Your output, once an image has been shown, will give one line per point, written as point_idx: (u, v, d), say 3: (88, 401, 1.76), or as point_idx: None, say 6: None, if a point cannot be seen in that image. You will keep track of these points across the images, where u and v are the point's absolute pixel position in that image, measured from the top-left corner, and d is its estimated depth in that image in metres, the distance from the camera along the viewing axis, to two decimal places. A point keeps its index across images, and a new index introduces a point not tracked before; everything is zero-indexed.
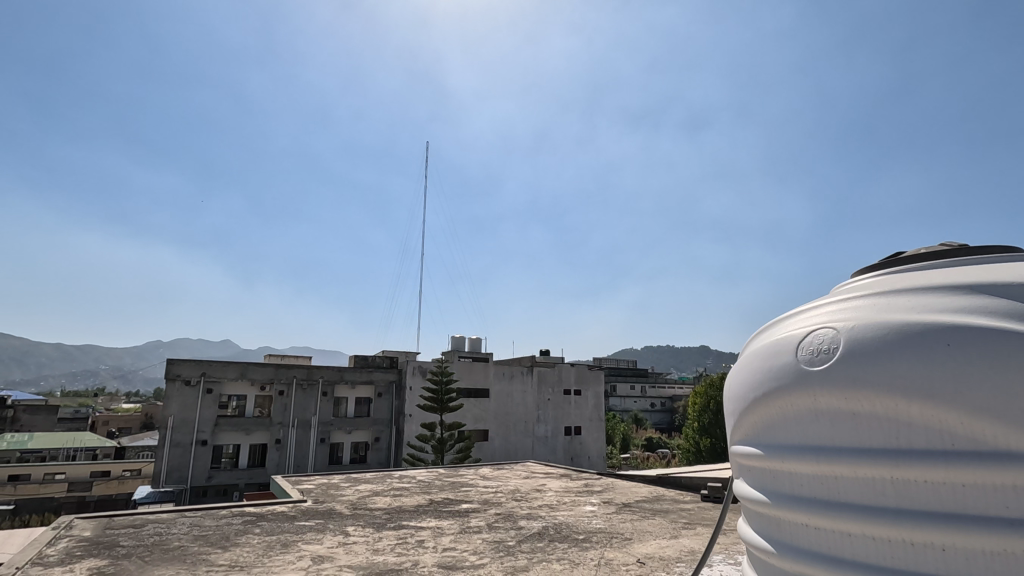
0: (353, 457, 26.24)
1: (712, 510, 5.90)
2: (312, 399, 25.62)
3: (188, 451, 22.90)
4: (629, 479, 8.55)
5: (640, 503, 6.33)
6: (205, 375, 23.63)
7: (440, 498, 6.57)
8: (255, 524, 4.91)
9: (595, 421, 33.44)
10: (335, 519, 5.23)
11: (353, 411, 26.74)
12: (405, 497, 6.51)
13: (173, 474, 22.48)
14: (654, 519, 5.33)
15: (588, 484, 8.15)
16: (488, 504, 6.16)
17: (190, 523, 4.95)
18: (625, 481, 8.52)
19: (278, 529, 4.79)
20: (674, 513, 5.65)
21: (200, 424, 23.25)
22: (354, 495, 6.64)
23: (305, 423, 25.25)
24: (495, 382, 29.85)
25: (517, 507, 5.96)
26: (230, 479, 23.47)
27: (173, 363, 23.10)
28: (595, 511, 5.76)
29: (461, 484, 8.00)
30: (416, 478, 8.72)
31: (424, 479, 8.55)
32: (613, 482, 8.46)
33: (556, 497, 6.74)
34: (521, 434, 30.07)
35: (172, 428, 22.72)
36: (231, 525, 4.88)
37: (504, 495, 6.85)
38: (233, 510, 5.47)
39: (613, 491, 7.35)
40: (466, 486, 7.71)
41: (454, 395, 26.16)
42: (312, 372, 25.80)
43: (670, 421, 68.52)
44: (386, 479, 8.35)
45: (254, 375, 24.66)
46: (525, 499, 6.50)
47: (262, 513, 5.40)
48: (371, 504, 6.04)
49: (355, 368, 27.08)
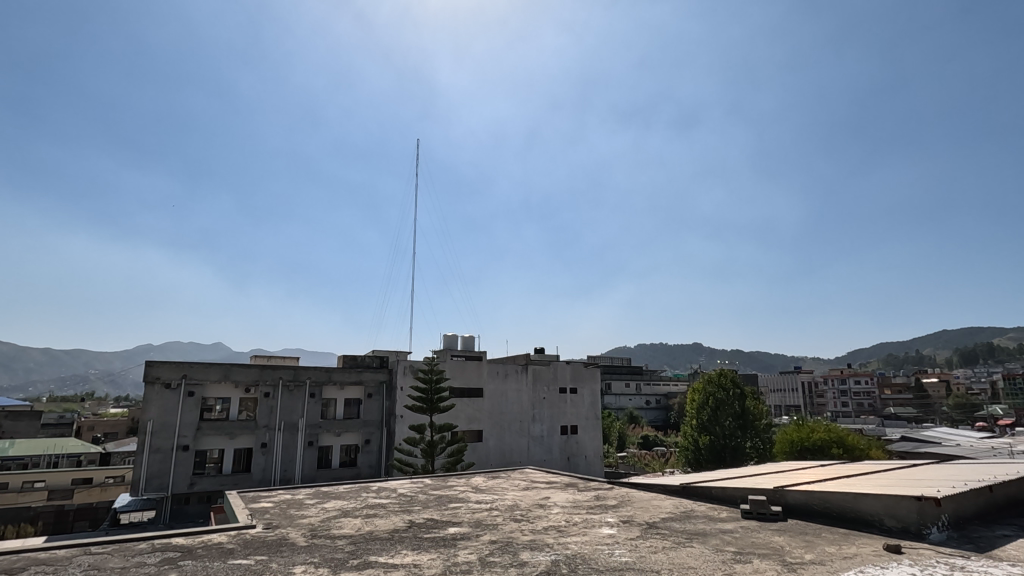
0: (343, 460, 25.34)
1: (751, 532, 5.12)
2: (299, 401, 24.70)
3: (168, 457, 21.92)
4: (647, 489, 7.80)
5: (667, 522, 5.57)
6: (186, 377, 22.66)
7: (423, 519, 5.74)
8: (173, 566, 4.08)
9: (592, 419, 32.72)
10: (283, 554, 4.39)
11: (341, 414, 25.86)
12: (379, 519, 5.69)
13: (153, 481, 21.52)
14: (691, 549, 4.54)
15: (600, 497, 7.37)
16: (480, 528, 5.36)
17: (88, 566, 4.11)
18: (642, 491, 7.78)
19: (204, 573, 3.95)
20: (714, 538, 4.87)
21: (181, 428, 22.27)
22: (319, 516, 5.81)
23: (291, 426, 24.32)
24: (488, 381, 29.05)
25: (516, 532, 5.17)
26: (214, 485, 22.52)
27: (152, 365, 22.13)
28: (614, 536, 4.98)
29: (450, 499, 7.19)
30: (399, 491, 7.92)
31: (408, 493, 7.75)
32: (628, 493, 7.71)
33: (565, 516, 5.95)
34: (516, 434, 29.27)
35: (151, 433, 21.78)
36: (143, 568, 4.04)
37: (501, 514, 6.05)
38: (155, 545, 4.64)
39: (631, 506, 6.57)
40: (458, 502, 6.89)
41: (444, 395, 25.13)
42: (299, 372, 24.85)
43: (666, 418, 68.18)
44: (364, 493, 7.53)
45: (238, 376, 23.67)
46: (526, 520, 5.71)
47: (190, 547, 4.57)
48: (335, 530, 5.21)
49: (343, 369, 26.18)
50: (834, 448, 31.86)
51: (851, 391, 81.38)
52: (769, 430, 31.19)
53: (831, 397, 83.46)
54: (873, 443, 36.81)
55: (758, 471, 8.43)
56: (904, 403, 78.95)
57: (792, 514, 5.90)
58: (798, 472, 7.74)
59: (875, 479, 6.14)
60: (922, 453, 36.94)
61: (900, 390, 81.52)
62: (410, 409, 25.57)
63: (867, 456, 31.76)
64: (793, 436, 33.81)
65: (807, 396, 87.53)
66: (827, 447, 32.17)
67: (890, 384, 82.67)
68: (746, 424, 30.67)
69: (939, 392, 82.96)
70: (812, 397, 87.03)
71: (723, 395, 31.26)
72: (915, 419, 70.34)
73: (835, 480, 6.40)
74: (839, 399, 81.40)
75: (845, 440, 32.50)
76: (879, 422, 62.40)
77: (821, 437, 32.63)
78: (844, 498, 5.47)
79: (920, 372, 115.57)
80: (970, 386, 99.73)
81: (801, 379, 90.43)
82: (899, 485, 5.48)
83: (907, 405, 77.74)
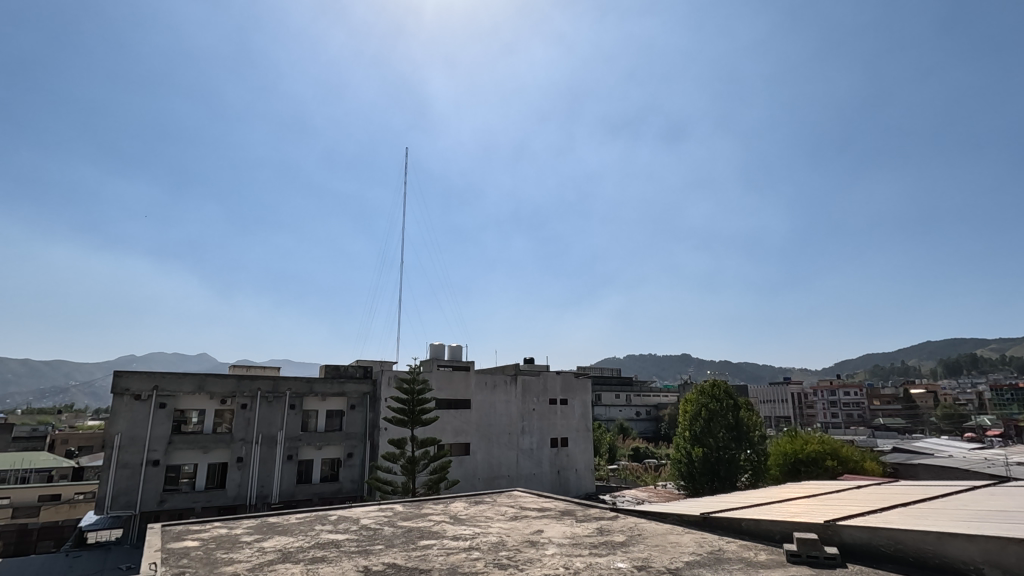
0: (324, 475, 24.31)
1: None
2: (278, 413, 23.61)
3: (137, 473, 20.74)
4: (661, 522, 7.10)
5: (690, 569, 4.84)
6: (158, 389, 21.54)
7: (379, 565, 4.97)
8: None
9: (583, 431, 31.90)
10: None
11: (323, 426, 24.82)
12: (324, 567, 4.92)
13: (119, 498, 20.33)
14: None
15: (604, 531, 6.63)
16: None
17: None
18: (654, 524, 7.07)
19: None
20: None
21: (151, 443, 21.14)
22: (249, 563, 5.06)
23: (270, 439, 23.21)
24: (476, 392, 28.14)
25: None
26: (185, 502, 21.36)
27: (121, 376, 21.03)
28: None
29: (423, 534, 6.42)
30: (362, 523, 7.16)
31: (374, 525, 7.00)
32: (637, 526, 7.00)
33: (561, 559, 5.19)
34: (504, 447, 28.38)
35: (119, 448, 20.64)
36: None
37: (481, 556, 5.28)
38: None
39: (643, 544, 5.84)
40: (432, 539, 6.14)
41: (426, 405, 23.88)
42: (278, 383, 23.76)
43: (656, 429, 67.47)
44: (318, 526, 6.81)
45: (214, 387, 22.57)
46: (514, 565, 4.96)
47: None
48: None
49: (325, 379, 25.12)
50: (829, 460, 31.30)
51: (840, 402, 81.45)
52: (763, 441, 30.52)
53: (820, 408, 83.52)
54: (867, 455, 36.36)
55: (782, 497, 7.76)
56: (893, 413, 79.17)
57: (853, 557, 5.31)
58: (829, 499, 7.09)
59: (940, 513, 5.48)
60: (916, 464, 36.57)
61: (888, 401, 81.70)
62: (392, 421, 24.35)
63: (861, 467, 31.21)
64: (787, 448, 33.19)
65: (797, 407, 87.35)
66: (821, 459, 31.59)
67: (879, 394, 82.76)
68: (740, 436, 29.97)
69: (928, 403, 83.22)
70: (802, 407, 86.99)
71: (717, 407, 30.51)
72: (905, 430, 70.29)
73: (891, 514, 5.74)
74: (829, 410, 81.47)
75: (839, 452, 31.95)
76: (870, 433, 62.28)
77: (816, 449, 32.04)
78: (925, 538, 4.85)
79: (907, 382, 116.20)
80: (956, 396, 100.44)
81: (790, 389, 90.31)
82: (990, 521, 4.83)
83: (896, 416, 77.89)
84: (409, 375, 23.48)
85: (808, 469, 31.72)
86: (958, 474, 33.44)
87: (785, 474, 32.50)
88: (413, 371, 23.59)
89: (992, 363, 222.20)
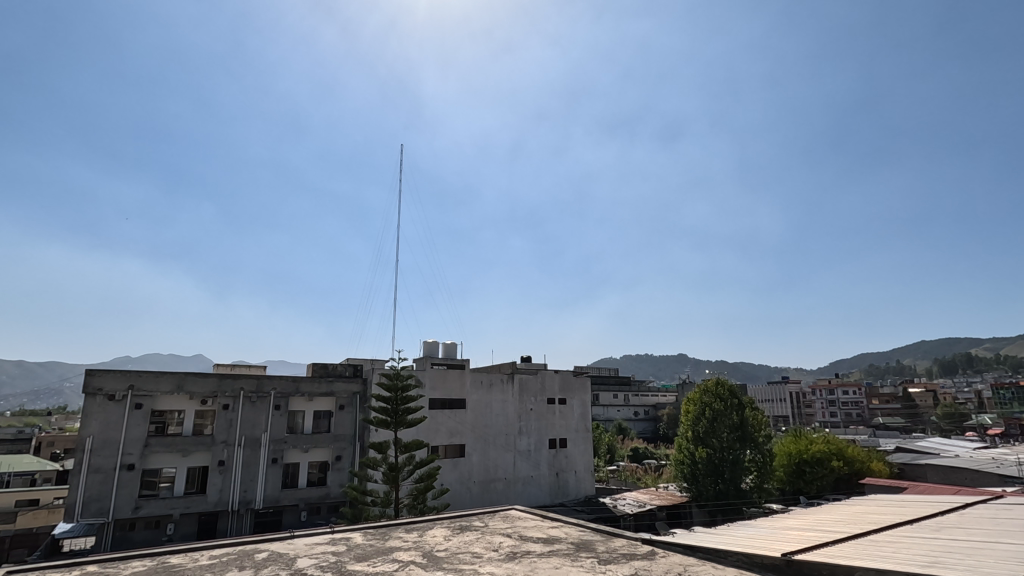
0: (311, 479, 23.20)
1: None
2: (262, 414, 22.42)
3: (110, 478, 19.53)
4: (719, 568, 6.12)
5: None
6: (133, 389, 20.35)
7: None
8: None
9: (582, 432, 30.84)
10: None
11: (310, 427, 23.66)
12: None
13: (91, 505, 19.07)
14: None
15: None
16: None
17: None
18: (710, 570, 6.08)
19: None
20: None
21: (126, 446, 19.95)
22: None
23: (253, 442, 22.02)
24: (472, 392, 27.01)
25: None
26: (162, 509, 20.17)
27: (93, 375, 19.81)
28: None
29: None
30: (296, 567, 6.14)
31: (312, 572, 5.96)
32: (686, 570, 6.00)
33: None
34: (501, 448, 27.30)
35: (91, 451, 19.41)
36: None
37: None
38: None
39: None
40: None
41: (411, 403, 22.17)
42: (262, 383, 22.61)
43: (654, 429, 66.49)
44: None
45: (193, 387, 21.37)
46: None
47: None
48: None
49: (313, 378, 23.92)
50: (835, 460, 30.40)
51: (839, 401, 80.84)
52: (768, 441, 29.45)
53: (819, 407, 82.80)
54: (873, 456, 35.48)
55: (862, 540, 6.88)
56: (893, 412, 78.53)
57: None
58: (935, 550, 6.16)
59: None
60: (923, 465, 35.67)
61: (888, 399, 80.93)
62: (371, 421, 22.10)
63: (868, 469, 30.31)
64: (791, 449, 32.12)
65: (796, 406, 86.29)
66: (827, 459, 30.63)
67: (877, 393, 81.84)
68: (744, 436, 28.92)
69: (928, 402, 82.33)
70: (801, 407, 86.10)
71: (720, 406, 29.45)
72: (905, 429, 69.37)
73: None
74: (829, 410, 80.79)
75: (845, 453, 31.06)
76: (871, 432, 61.21)
77: (821, 449, 31.02)
78: None
79: (905, 382, 115.20)
80: (956, 395, 99.76)
81: (787, 390, 89.17)
82: None
83: (896, 415, 77.06)
84: (393, 371, 22.02)
85: (814, 470, 30.73)
86: (968, 474, 32.56)
87: (790, 475, 31.46)
88: (397, 367, 22.14)
89: (989, 362, 221.98)
